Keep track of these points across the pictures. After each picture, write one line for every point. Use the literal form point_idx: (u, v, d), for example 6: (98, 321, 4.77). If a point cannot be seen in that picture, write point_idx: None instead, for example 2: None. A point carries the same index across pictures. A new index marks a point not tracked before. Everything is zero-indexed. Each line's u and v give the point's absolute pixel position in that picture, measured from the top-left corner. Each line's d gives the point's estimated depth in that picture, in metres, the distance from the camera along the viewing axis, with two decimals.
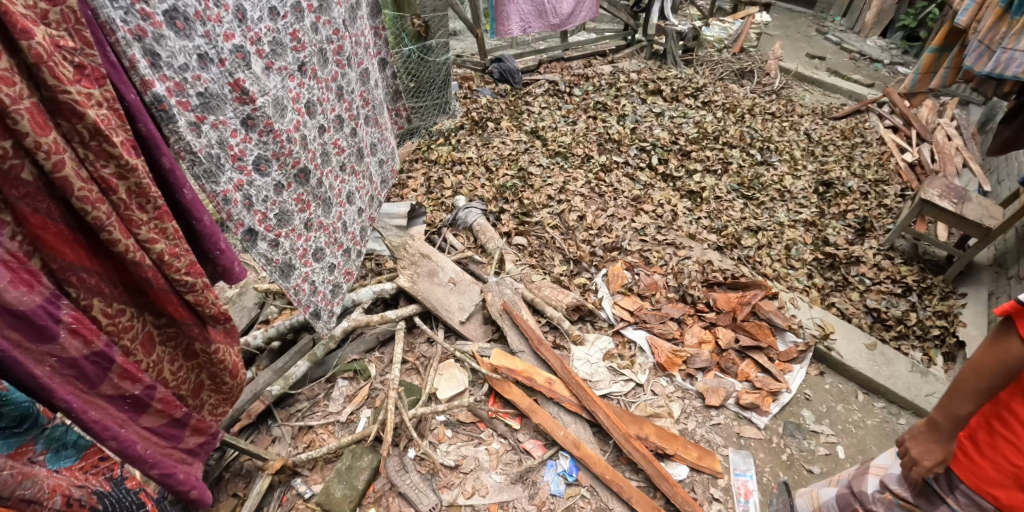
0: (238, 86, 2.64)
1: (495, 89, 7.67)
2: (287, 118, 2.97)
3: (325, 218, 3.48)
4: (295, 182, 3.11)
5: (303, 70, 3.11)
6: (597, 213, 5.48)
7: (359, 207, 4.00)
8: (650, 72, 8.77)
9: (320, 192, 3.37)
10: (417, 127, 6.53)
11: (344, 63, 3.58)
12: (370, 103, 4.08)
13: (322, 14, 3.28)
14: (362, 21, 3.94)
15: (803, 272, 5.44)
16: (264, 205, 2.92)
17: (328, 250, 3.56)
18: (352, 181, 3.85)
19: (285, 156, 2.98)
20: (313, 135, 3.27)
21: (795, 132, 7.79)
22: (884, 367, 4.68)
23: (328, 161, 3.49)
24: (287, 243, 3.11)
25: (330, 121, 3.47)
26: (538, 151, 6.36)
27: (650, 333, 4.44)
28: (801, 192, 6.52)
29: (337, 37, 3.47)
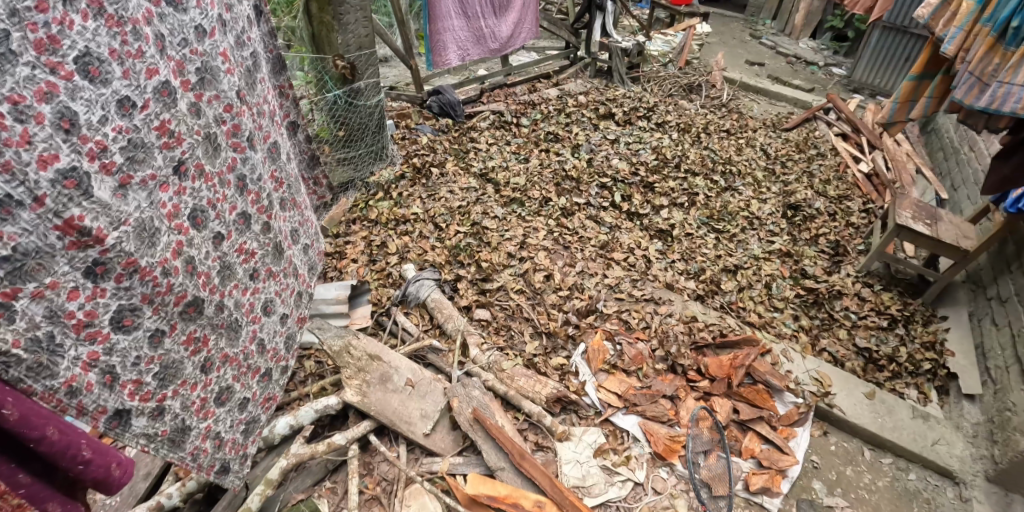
0: (72, 227, 1.98)
1: (435, 125, 7.03)
2: (160, 248, 2.31)
3: (231, 348, 2.84)
4: (181, 320, 2.50)
5: (181, 171, 2.40)
6: (566, 269, 5.00)
7: (283, 313, 3.25)
8: (598, 93, 8.42)
9: (220, 320, 2.73)
10: (351, 178, 5.77)
11: (245, 146, 2.78)
12: (283, 184, 3.32)
13: (202, 91, 2.51)
14: (264, 83, 3.16)
15: (789, 313, 4.92)
16: (136, 370, 2.34)
17: (238, 385, 2.96)
18: (269, 285, 3.10)
19: (162, 296, 2.37)
20: (203, 253, 2.56)
21: (751, 149, 7.53)
22: (887, 418, 4.14)
23: (231, 276, 2.78)
24: (176, 403, 2.55)
25: (230, 224, 2.73)
26: (491, 200, 5.74)
27: (642, 417, 3.87)
28: (770, 218, 6.13)
29: (231, 114, 2.68)
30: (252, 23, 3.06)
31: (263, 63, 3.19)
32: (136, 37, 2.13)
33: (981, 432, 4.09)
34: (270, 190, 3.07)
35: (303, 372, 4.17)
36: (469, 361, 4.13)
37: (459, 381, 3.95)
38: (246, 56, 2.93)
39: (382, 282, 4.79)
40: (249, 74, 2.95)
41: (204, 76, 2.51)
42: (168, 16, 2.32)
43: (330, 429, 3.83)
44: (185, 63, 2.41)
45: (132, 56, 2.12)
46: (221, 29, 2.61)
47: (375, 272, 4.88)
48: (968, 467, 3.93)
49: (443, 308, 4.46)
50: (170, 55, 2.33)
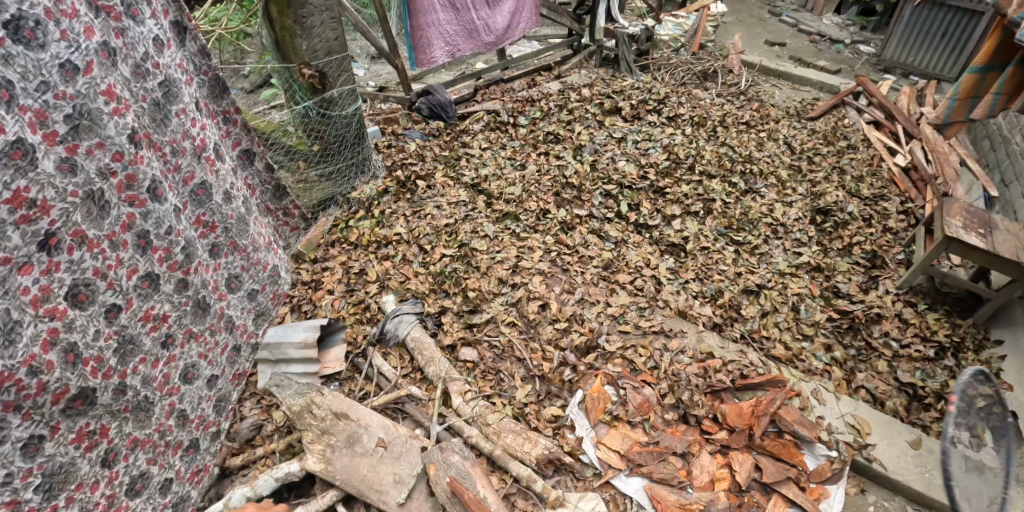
0: None
1: (425, 129, 6.77)
2: (21, 347, 2.30)
3: (140, 434, 2.80)
4: (65, 419, 2.47)
5: (52, 245, 2.40)
6: (563, 297, 4.53)
7: (208, 376, 3.23)
8: (603, 85, 8.12)
9: (123, 404, 2.70)
10: (331, 195, 5.35)
11: (143, 199, 2.77)
12: (216, 228, 3.30)
13: (76, 141, 2.47)
14: (186, 114, 3.07)
15: (820, 343, 4.36)
16: (9, 489, 2.30)
17: (156, 467, 2.88)
18: (190, 348, 3.10)
19: (33, 398, 2.35)
20: (88, 335, 2.52)
21: (774, 143, 6.91)
22: (935, 472, 3.57)
23: (133, 351, 2.75)
24: (73, 509, 2.50)
25: (128, 291, 2.72)
26: (481, 215, 5.39)
27: (648, 479, 3.36)
28: (796, 224, 5.56)
29: (122, 163, 2.66)
30: (164, 46, 2.96)
31: (186, 90, 3.09)
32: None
33: None
34: (188, 241, 3.06)
35: (271, 425, 3.61)
36: (451, 413, 3.64)
37: (440, 440, 3.47)
38: (151, 87, 2.85)
39: (358, 317, 4.32)
40: (158, 108, 2.90)
41: (77, 123, 2.47)
42: (18, 57, 2.27)
43: (294, 496, 3.36)
44: (47, 111, 2.36)
45: None
46: (102, 62, 2.54)
47: (352, 305, 4.42)
48: None
49: (424, 350, 3.97)
50: (24, 105, 2.29)
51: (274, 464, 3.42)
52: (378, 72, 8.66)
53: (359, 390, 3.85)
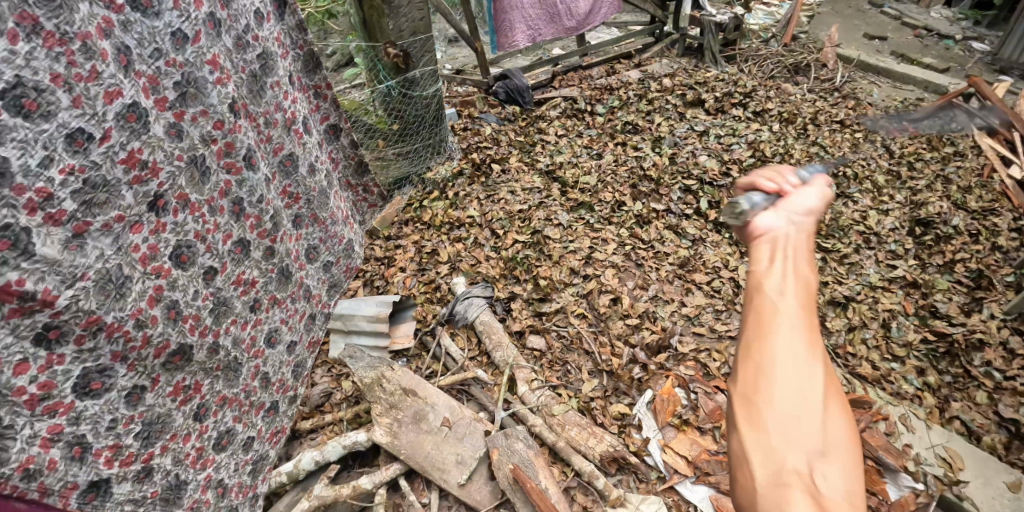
0: (11, 292, 2.02)
1: (501, 113, 6.79)
2: (131, 301, 2.40)
3: (228, 391, 2.97)
4: (165, 373, 2.61)
5: (158, 206, 2.50)
6: (636, 293, 4.45)
7: (289, 341, 3.41)
8: (685, 76, 7.85)
9: (219, 361, 2.88)
10: (407, 174, 5.43)
11: (239, 166, 2.88)
12: (300, 199, 3.38)
13: (183, 108, 2.57)
14: (280, 87, 3.14)
15: (912, 366, 4.09)
16: (113, 434, 2.39)
17: (241, 425, 3.06)
18: (273, 313, 3.25)
19: (139, 350, 2.47)
20: (188, 295, 2.67)
21: (871, 145, 6.47)
22: None
23: (228, 311, 2.92)
24: (167, 457, 2.63)
25: (223, 255, 2.85)
26: (555, 203, 5.33)
27: (715, 489, 3.25)
28: (890, 234, 5.21)
29: (223, 131, 2.75)
30: (263, 19, 3.03)
31: (280, 64, 3.16)
32: (87, 54, 2.15)
33: None
34: (276, 210, 3.17)
35: (340, 393, 3.70)
36: (516, 400, 3.62)
37: (503, 426, 3.45)
38: (250, 59, 2.92)
39: (429, 296, 4.37)
40: (255, 79, 2.98)
41: (184, 90, 2.56)
42: (136, 24, 2.34)
43: (358, 464, 3.45)
44: (159, 79, 2.45)
45: (84, 79, 2.15)
46: (208, 32, 2.62)
47: (423, 284, 4.47)
48: None
49: (492, 333, 3.96)
50: (139, 71, 2.37)
51: (342, 432, 3.49)
52: (455, 55, 8.73)
53: (426, 369, 3.89)
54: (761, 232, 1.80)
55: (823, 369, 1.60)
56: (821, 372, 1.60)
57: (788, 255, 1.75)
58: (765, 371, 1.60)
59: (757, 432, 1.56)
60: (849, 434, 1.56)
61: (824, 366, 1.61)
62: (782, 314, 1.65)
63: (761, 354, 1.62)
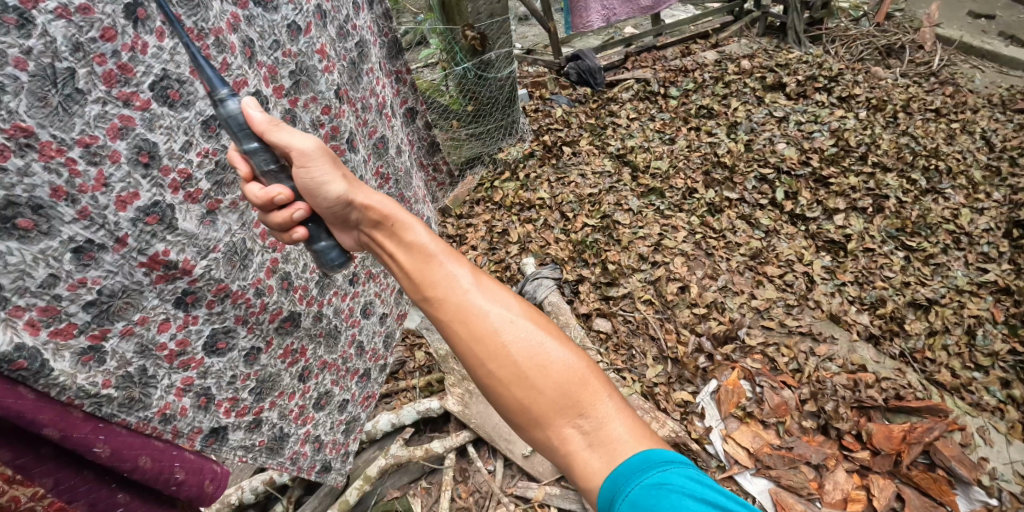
0: (157, 262, 2.10)
1: (573, 95, 6.85)
2: (252, 271, 2.47)
3: (329, 355, 3.11)
4: (278, 336, 2.70)
5: None
6: (705, 282, 4.47)
7: (381, 313, 3.59)
8: (766, 57, 7.58)
9: (320, 329, 2.99)
10: (479, 154, 5.65)
11: (343, 148, 3.01)
12: (390, 179, 3.57)
13: (297, 94, 2.70)
14: (373, 73, 3.34)
15: (996, 376, 3.96)
16: (232, 388, 2.50)
17: (338, 388, 3.22)
18: (369, 287, 3.43)
19: (257, 315, 2.54)
20: (298, 267, 2.78)
21: (968, 137, 6.08)
22: None
23: (331, 283, 3.05)
24: (274, 412, 2.76)
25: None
26: (626, 188, 5.36)
27: (776, 483, 3.29)
28: (983, 235, 4.96)
29: (329, 116, 2.90)
30: (359, 9, 3.20)
31: (373, 51, 3.35)
32: (219, 47, 2.23)
33: None
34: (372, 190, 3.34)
35: (414, 363, 4.03)
36: None
37: None
38: (349, 47, 3.09)
39: (499, 275, 4.58)
40: (353, 66, 3.14)
41: (298, 78, 2.70)
42: (258, 18, 2.47)
43: (429, 430, 3.72)
44: (277, 68, 2.59)
45: (217, 71, 2.24)
46: (317, 23, 2.77)
47: (493, 263, 4.70)
48: None
49: (560, 314, 4.04)
50: (261, 61, 2.48)
51: (415, 399, 3.79)
52: (526, 34, 8.79)
53: None
54: (375, 211, 1.87)
55: (506, 301, 1.80)
56: (510, 305, 1.79)
57: (409, 220, 1.89)
58: (469, 343, 1.73)
59: (501, 388, 1.71)
60: (575, 364, 1.76)
61: (506, 296, 1.81)
62: (439, 271, 1.80)
63: (456, 327, 1.75)
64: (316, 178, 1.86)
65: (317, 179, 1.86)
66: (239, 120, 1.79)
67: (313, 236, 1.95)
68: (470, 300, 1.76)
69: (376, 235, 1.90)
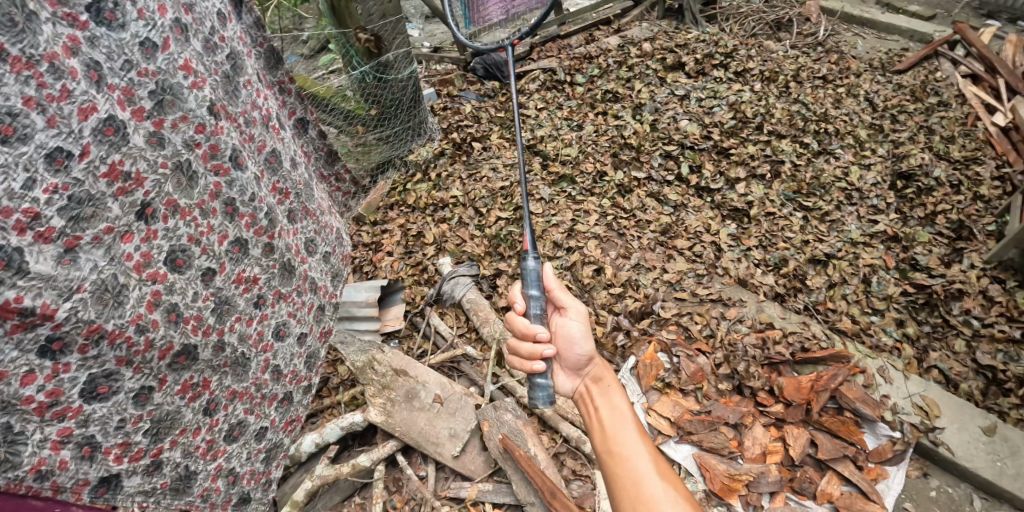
0: (10, 311, 1.98)
1: (481, 90, 6.87)
2: (129, 307, 2.31)
3: (238, 385, 2.89)
4: (172, 371, 2.54)
5: (147, 215, 2.38)
6: (619, 262, 4.58)
7: (299, 333, 3.25)
8: (666, 39, 7.81)
9: (225, 358, 2.78)
10: (389, 158, 5.58)
11: (227, 167, 2.71)
12: (291, 194, 3.23)
13: (162, 115, 2.44)
14: (251, 85, 3.08)
15: (891, 318, 4.25)
16: (121, 433, 2.37)
17: (253, 416, 3.03)
18: (280, 308, 3.09)
19: (142, 354, 2.39)
20: (187, 297, 2.54)
21: (853, 100, 6.46)
22: (1009, 461, 3.45)
23: (232, 308, 2.78)
24: (177, 451, 2.61)
25: (221, 255, 2.70)
26: (537, 178, 5.42)
27: (698, 447, 3.46)
28: (872, 189, 5.30)
29: (206, 134, 2.60)
30: (224, 20, 2.98)
31: (247, 62, 3.11)
32: (56, 74, 2.09)
33: None
34: (269, 207, 2.98)
35: (337, 378, 3.96)
36: (505, 373, 3.80)
37: (493, 399, 3.64)
38: (220, 60, 2.86)
39: (417, 278, 4.57)
40: (228, 80, 2.89)
41: (160, 98, 2.44)
42: (101, 38, 2.24)
43: (358, 444, 3.66)
44: (133, 89, 2.34)
45: (55, 99, 2.09)
46: (177, 38, 2.51)
47: (410, 266, 4.68)
48: None
49: (478, 310, 4.11)
50: (112, 84, 2.27)
51: (340, 414, 3.72)
52: (433, 32, 8.72)
53: (418, 348, 4.09)
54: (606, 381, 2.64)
55: (676, 486, 2.32)
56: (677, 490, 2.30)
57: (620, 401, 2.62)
58: (639, 504, 2.28)
59: None
60: None
61: (675, 484, 2.33)
62: (633, 446, 2.43)
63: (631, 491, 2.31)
64: (573, 336, 2.72)
65: (574, 334, 2.72)
66: (540, 277, 2.66)
67: (543, 374, 2.57)
68: (648, 473, 2.34)
69: (594, 391, 2.68)
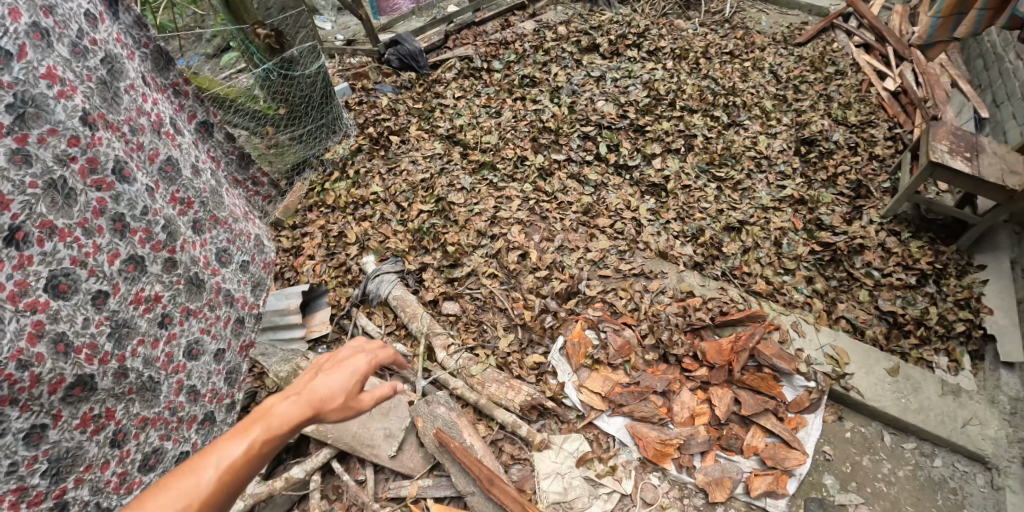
0: None
1: (397, 81, 6.73)
2: (6, 342, 2.14)
3: (148, 411, 2.72)
4: (68, 406, 2.37)
5: (19, 240, 2.19)
6: (543, 245, 4.63)
7: (216, 350, 3.10)
8: (581, 21, 7.86)
9: (129, 384, 2.61)
10: (304, 158, 5.43)
11: (111, 180, 2.51)
12: (196, 202, 3.01)
13: (25, 131, 2.24)
14: (136, 89, 2.79)
15: (801, 276, 4.50)
16: (14, 477, 2.21)
17: (171, 442, 2.87)
18: (190, 325, 2.93)
19: (29, 390, 2.21)
20: (76, 324, 2.35)
21: (759, 73, 6.75)
22: (911, 397, 3.74)
23: (132, 331, 2.60)
24: (83, 489, 2.43)
25: (113, 276, 2.50)
26: (457, 167, 5.39)
27: (630, 418, 3.56)
28: (779, 156, 5.57)
29: (82, 147, 2.40)
30: (95, 20, 2.66)
31: (129, 65, 2.81)
32: None
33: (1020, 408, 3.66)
34: (168, 219, 2.80)
35: (264, 391, 3.81)
36: (436, 367, 3.79)
37: (425, 394, 3.64)
38: (94, 65, 2.55)
39: (340, 280, 4.47)
40: (106, 86, 2.61)
41: (21, 111, 2.24)
42: None
43: (292, 456, 3.55)
44: None
45: None
46: (36, 44, 2.29)
47: (333, 269, 4.57)
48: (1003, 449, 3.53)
49: (406, 306, 4.10)
50: None
51: None
52: (345, 25, 8.45)
53: None
54: None
55: None
56: None
57: None
58: None
59: None
60: None
61: None
62: None
63: None
64: None
65: None
66: None
67: None
68: None
69: None
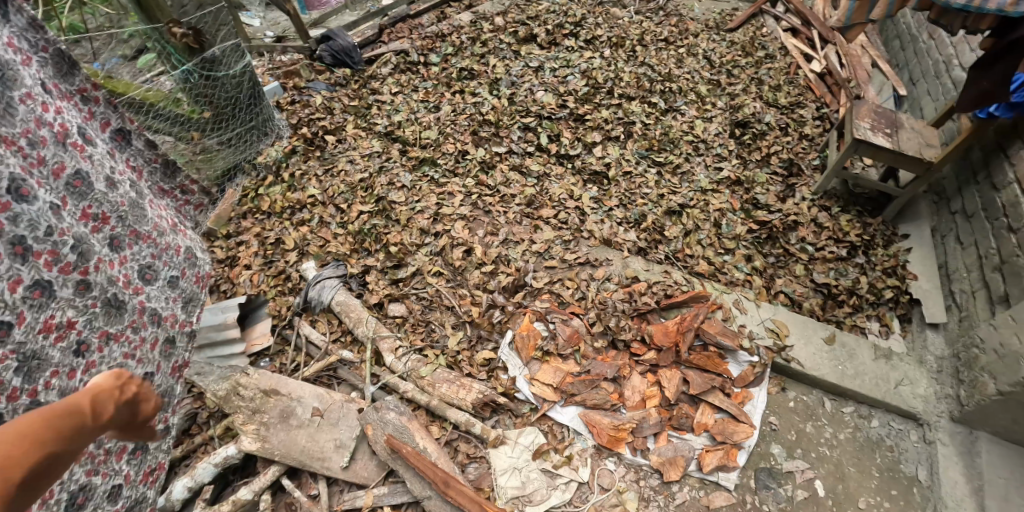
0: None
1: (331, 79, 6.52)
2: None
3: None
4: None
5: None
6: (488, 240, 4.60)
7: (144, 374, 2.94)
8: (518, 11, 7.79)
9: None
10: (234, 163, 5.19)
11: (6, 200, 2.34)
12: (113, 217, 2.81)
13: None
14: (33, 98, 2.57)
15: (741, 255, 4.63)
16: None
17: (99, 477, 2.68)
18: (111, 351, 2.74)
19: None
20: None
21: (693, 58, 6.88)
22: (847, 363, 3.91)
23: (44, 362, 2.41)
24: None
25: (15, 304, 2.34)
26: (397, 165, 5.27)
27: (583, 407, 3.58)
28: (715, 139, 5.70)
29: None
30: None
31: (24, 71, 2.58)
32: None
33: (944, 367, 3.86)
34: (78, 237, 2.61)
35: (205, 411, 3.64)
36: (385, 371, 3.72)
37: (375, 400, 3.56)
38: None
39: (280, 289, 4.31)
40: None
41: None
42: None
43: (240, 477, 3.41)
44: None
45: None
46: None
47: (272, 277, 4.40)
48: (932, 406, 3.74)
49: (350, 311, 4.00)
50: None
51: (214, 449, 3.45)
52: (274, 21, 8.10)
53: (290, 362, 3.86)
54: None
55: None
56: None
57: None
58: None
59: None
60: None
61: None
62: None
63: None
64: None
65: None
66: None
67: None
68: None
69: None
